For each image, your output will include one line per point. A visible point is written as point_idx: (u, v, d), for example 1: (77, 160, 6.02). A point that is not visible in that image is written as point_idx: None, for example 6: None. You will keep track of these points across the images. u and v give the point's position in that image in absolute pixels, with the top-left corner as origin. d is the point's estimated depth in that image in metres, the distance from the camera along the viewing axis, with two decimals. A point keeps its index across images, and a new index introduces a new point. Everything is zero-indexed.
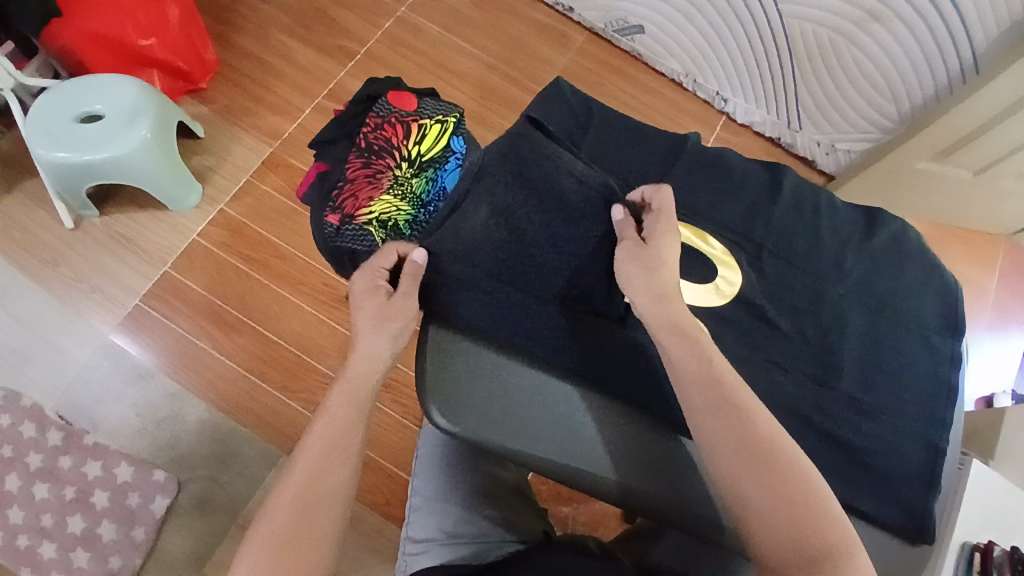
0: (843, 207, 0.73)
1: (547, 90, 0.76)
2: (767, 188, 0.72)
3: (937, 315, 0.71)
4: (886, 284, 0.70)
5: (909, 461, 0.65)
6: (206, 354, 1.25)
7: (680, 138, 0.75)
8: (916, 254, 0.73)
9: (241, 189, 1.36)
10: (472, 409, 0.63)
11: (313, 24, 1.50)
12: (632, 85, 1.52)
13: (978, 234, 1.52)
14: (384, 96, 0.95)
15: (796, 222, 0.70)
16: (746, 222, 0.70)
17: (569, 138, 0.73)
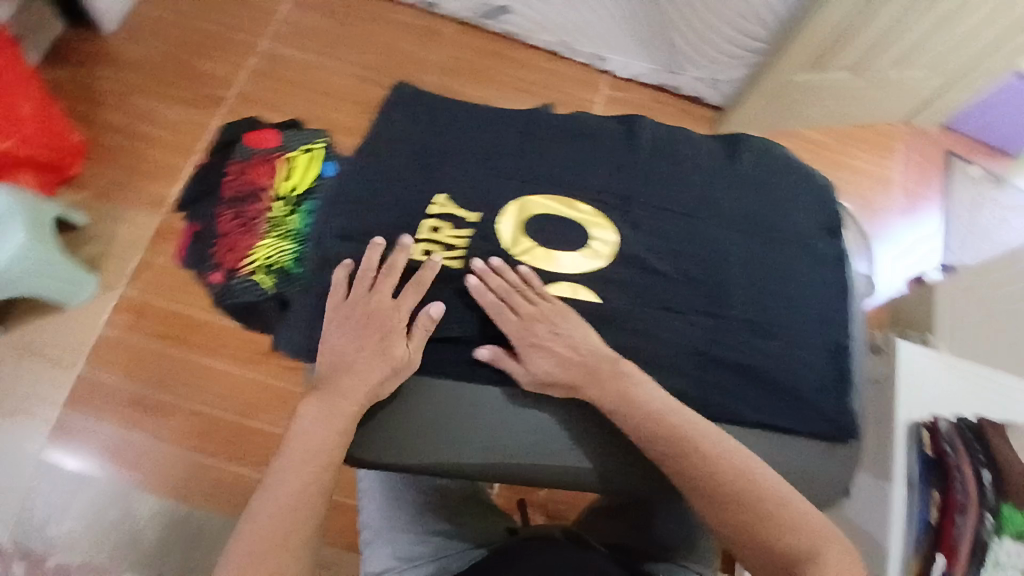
0: (700, 142, 0.75)
1: (386, 99, 0.74)
2: (624, 141, 0.73)
3: (816, 226, 0.72)
4: (758, 210, 0.71)
5: (817, 370, 0.66)
6: (146, 443, 1.20)
7: (530, 112, 0.75)
8: (783, 172, 0.74)
9: (138, 266, 1.30)
10: (393, 442, 0.63)
11: (173, 80, 1.43)
12: (510, 64, 1.50)
13: (875, 127, 1.55)
14: (242, 139, 0.91)
15: (659, 167, 0.71)
16: (610, 178, 0.70)
17: (420, 136, 0.71)
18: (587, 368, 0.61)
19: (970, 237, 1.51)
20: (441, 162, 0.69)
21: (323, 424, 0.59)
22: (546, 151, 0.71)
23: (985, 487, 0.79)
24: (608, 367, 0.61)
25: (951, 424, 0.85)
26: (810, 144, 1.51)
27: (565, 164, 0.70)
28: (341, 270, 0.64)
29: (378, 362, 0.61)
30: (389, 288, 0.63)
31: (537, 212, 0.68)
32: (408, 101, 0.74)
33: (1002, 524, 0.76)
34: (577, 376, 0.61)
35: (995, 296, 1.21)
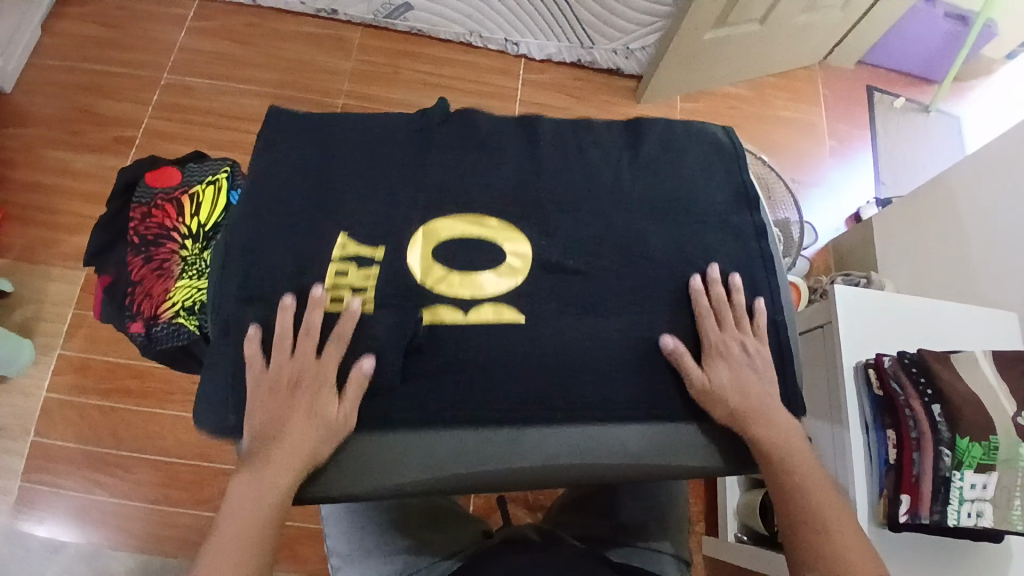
0: (603, 130, 0.73)
1: (267, 128, 0.71)
2: (522, 134, 0.71)
3: (729, 189, 0.72)
4: (669, 183, 0.70)
5: (754, 345, 0.65)
6: (109, 503, 1.17)
7: (422, 114, 0.72)
8: (687, 140, 0.73)
9: (72, 324, 1.26)
10: (370, 473, 0.59)
11: (81, 127, 1.38)
12: (425, 62, 1.48)
13: (792, 73, 1.58)
14: (141, 180, 0.88)
15: (560, 152, 0.70)
16: (513, 169, 0.69)
17: (309, 169, 0.67)
18: (757, 403, 0.62)
19: (901, 168, 1.54)
20: (336, 181, 0.67)
21: (264, 475, 0.56)
22: (445, 152, 0.68)
23: (937, 421, 0.75)
24: (769, 416, 0.62)
25: (895, 359, 0.80)
26: (733, 99, 1.52)
27: (467, 161, 0.68)
28: (252, 339, 0.60)
29: (308, 426, 0.58)
30: (309, 351, 0.60)
31: (445, 237, 0.65)
32: (290, 126, 0.70)
33: (960, 458, 0.73)
34: (744, 406, 0.62)
35: (928, 218, 1.19)
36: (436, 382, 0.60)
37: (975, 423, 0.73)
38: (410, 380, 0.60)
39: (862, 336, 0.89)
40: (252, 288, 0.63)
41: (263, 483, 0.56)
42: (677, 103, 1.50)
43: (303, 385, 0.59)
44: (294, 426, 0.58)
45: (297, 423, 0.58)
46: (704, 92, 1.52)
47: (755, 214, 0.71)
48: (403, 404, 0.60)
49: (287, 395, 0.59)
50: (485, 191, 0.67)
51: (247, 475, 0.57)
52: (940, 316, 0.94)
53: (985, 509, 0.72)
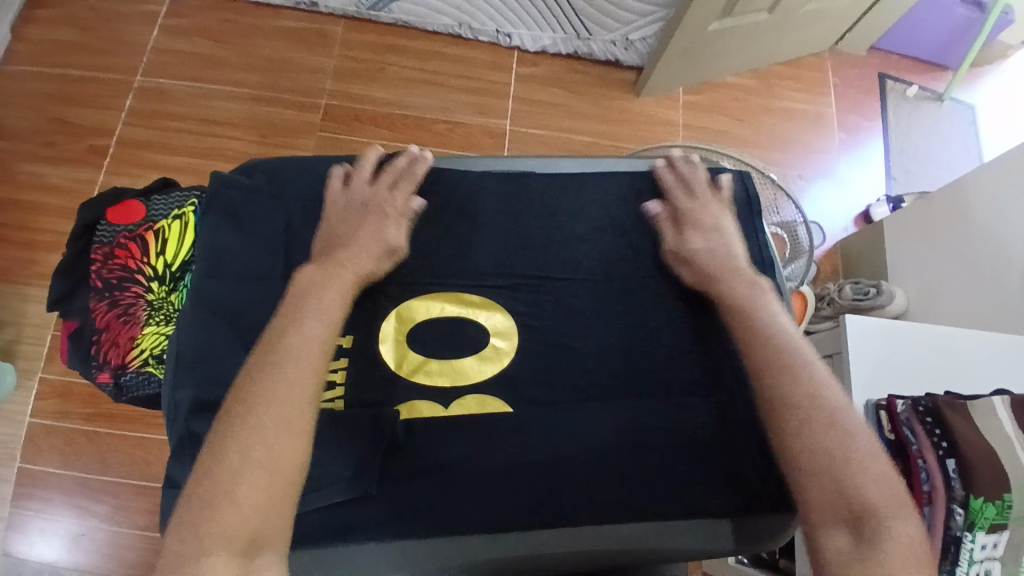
0: (587, 186, 0.70)
1: (216, 180, 0.64)
2: (502, 191, 0.68)
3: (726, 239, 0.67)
4: (654, 240, 0.67)
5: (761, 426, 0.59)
6: (99, 531, 1.15)
7: None
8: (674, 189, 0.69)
9: (52, 348, 1.22)
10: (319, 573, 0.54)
11: (53, 137, 1.32)
12: (410, 57, 1.39)
13: (801, 61, 1.49)
14: (104, 217, 0.82)
15: (538, 214, 0.68)
16: (490, 233, 0.67)
17: (279, 242, 0.64)
18: (728, 263, 0.62)
19: (914, 162, 1.46)
20: (300, 251, 0.63)
21: (338, 274, 0.57)
22: (422, 218, 0.66)
23: (951, 477, 0.71)
24: (746, 275, 0.61)
25: (908, 405, 0.75)
26: (739, 90, 1.44)
27: (444, 230, 0.66)
28: (338, 170, 0.65)
29: (371, 238, 0.60)
30: (331, 223, 0.62)
31: (421, 319, 0.63)
32: (247, 182, 0.66)
33: (972, 519, 0.69)
34: (712, 267, 0.62)
35: (944, 223, 1.12)
36: (418, 492, 0.55)
37: (989, 483, 0.70)
38: (393, 485, 0.55)
39: (869, 373, 0.85)
40: (204, 374, 0.58)
41: (290, 348, 0.51)
42: (678, 96, 1.41)
43: (372, 210, 0.62)
44: (360, 235, 0.60)
45: (366, 231, 0.61)
46: (709, 84, 1.43)
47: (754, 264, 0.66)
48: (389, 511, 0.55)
49: (357, 215, 0.62)
50: (465, 262, 0.65)
51: (314, 275, 0.56)
52: (953, 348, 0.89)
53: (993, 567, 0.70)
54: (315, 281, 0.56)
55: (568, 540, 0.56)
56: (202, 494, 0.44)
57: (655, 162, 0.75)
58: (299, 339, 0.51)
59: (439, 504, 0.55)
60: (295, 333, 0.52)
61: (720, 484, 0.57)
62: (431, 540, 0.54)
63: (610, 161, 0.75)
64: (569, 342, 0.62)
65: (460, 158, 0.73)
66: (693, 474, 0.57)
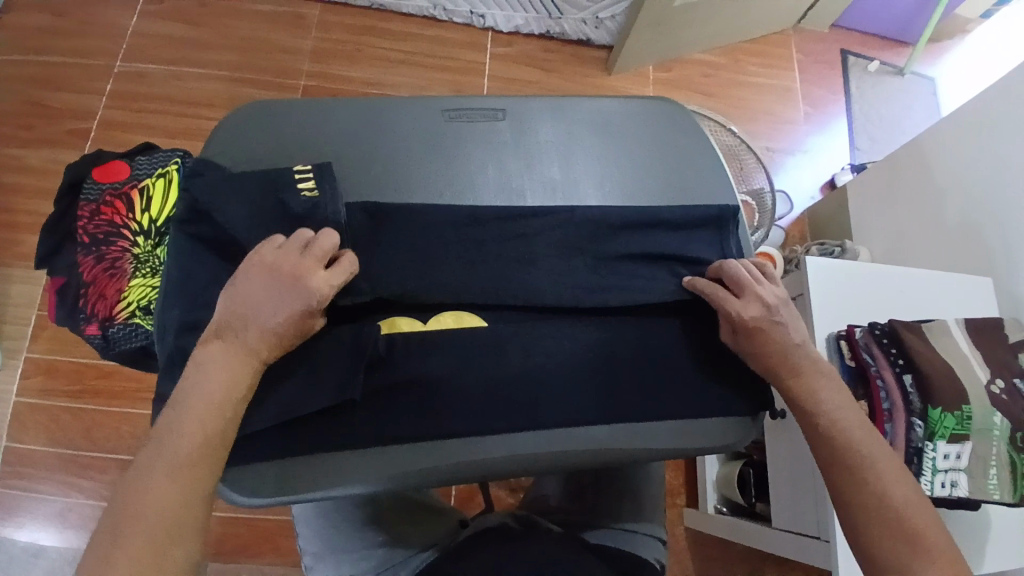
0: (551, 130, 0.71)
1: (213, 129, 0.69)
2: (469, 132, 0.69)
3: (689, 176, 0.70)
4: (617, 176, 0.69)
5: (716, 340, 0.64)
6: (86, 505, 1.15)
7: (369, 112, 0.69)
8: (633, 132, 0.71)
9: (36, 327, 1.22)
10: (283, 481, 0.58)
11: (31, 121, 1.33)
12: (388, 39, 1.43)
13: (766, 38, 1.55)
14: (88, 176, 0.84)
15: (509, 153, 0.69)
16: (461, 166, 0.68)
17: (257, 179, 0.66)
18: (790, 356, 0.59)
19: (877, 133, 1.52)
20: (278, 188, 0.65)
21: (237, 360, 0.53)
22: (395, 153, 0.68)
23: (909, 391, 0.77)
24: (809, 364, 0.59)
25: (866, 330, 0.82)
26: (707, 66, 1.49)
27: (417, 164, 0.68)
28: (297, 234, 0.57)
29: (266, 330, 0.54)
30: (243, 291, 0.54)
31: None
32: (234, 125, 0.68)
33: (932, 428, 0.75)
34: (774, 359, 0.59)
35: (904, 180, 1.18)
36: (402, 405, 0.59)
37: (948, 394, 0.76)
38: (374, 397, 0.59)
39: (837, 309, 0.89)
40: (188, 298, 0.60)
41: (176, 437, 0.49)
42: (649, 72, 1.46)
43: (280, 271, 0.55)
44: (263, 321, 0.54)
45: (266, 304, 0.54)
46: (678, 60, 1.48)
47: (712, 199, 0.70)
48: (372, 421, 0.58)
49: (266, 281, 0.54)
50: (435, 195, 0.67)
51: (214, 354, 0.53)
52: (912, 287, 0.94)
53: (960, 478, 0.75)
54: (209, 364, 0.53)
55: (548, 442, 0.60)
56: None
57: (626, 102, 0.73)
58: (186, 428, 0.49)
59: (422, 413, 0.59)
60: (179, 430, 0.49)
61: (680, 390, 0.62)
62: (403, 448, 0.59)
63: (580, 100, 0.73)
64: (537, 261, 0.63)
65: (425, 98, 0.71)
66: (657, 385, 0.61)
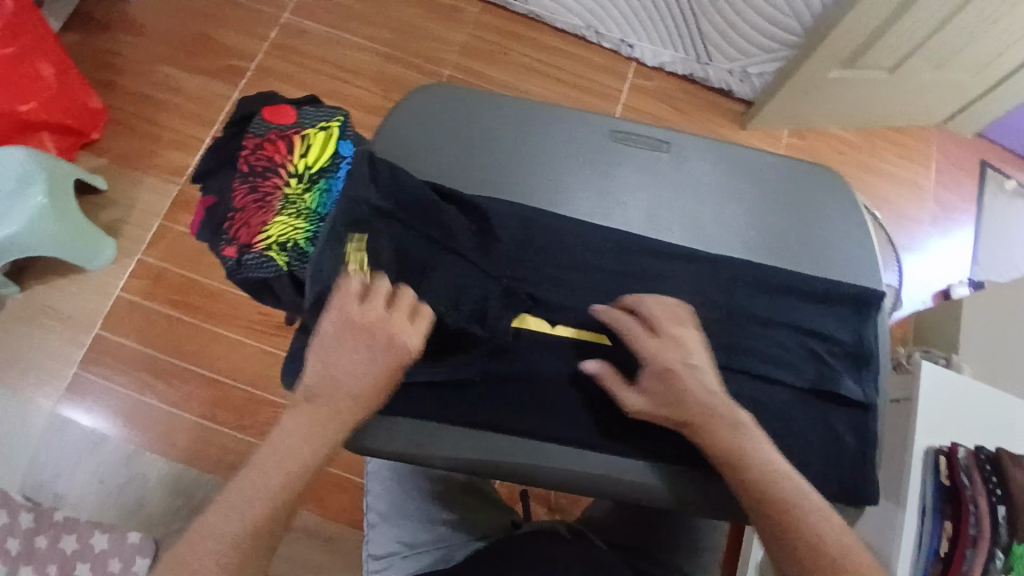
0: (709, 170, 0.70)
1: (391, 111, 0.71)
2: (630, 157, 0.70)
3: (838, 250, 0.69)
4: (764, 234, 0.69)
5: (832, 421, 0.62)
6: (156, 410, 1.22)
7: (539, 116, 0.71)
8: (789, 194, 0.70)
9: (155, 235, 1.30)
10: (389, 439, 0.61)
11: (196, 50, 1.43)
12: (535, 48, 1.47)
13: (907, 130, 1.51)
14: (260, 113, 0.91)
15: (667, 188, 0.69)
16: (615, 188, 0.69)
17: (420, 154, 0.69)
18: (707, 409, 0.55)
19: (1001, 251, 1.46)
20: (441, 166, 0.68)
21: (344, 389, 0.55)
22: (555, 160, 0.69)
23: (999, 522, 0.74)
24: (725, 411, 0.55)
25: (971, 453, 0.81)
26: (841, 144, 1.47)
27: (573, 174, 0.69)
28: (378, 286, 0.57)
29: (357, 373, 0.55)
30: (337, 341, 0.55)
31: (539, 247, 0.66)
32: (413, 101, 0.71)
33: (1011, 564, 0.72)
34: (689, 412, 0.55)
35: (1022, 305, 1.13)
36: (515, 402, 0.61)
37: None
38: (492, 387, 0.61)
39: (941, 418, 0.88)
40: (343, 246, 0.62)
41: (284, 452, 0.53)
42: (781, 135, 1.46)
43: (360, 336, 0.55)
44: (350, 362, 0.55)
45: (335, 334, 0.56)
46: (813, 131, 1.47)
47: (858, 278, 0.68)
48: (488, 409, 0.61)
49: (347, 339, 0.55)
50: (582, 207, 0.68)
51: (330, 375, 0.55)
52: None
53: None
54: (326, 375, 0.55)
55: (638, 471, 0.61)
56: (228, 549, 0.51)
57: (792, 162, 0.71)
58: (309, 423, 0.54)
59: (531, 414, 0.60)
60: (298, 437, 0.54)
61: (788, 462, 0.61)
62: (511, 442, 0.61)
63: (744, 148, 0.72)
64: (668, 298, 0.63)
65: (592, 115, 0.71)
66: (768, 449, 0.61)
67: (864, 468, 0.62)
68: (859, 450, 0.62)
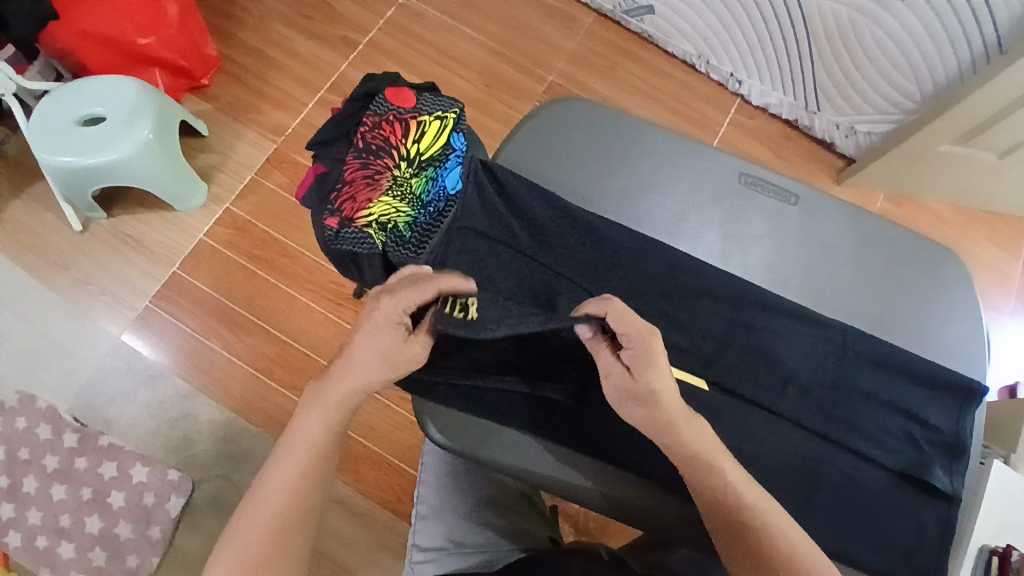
0: (834, 229, 0.69)
1: (528, 116, 0.72)
2: (754, 203, 0.69)
3: (949, 336, 0.67)
4: (877, 304, 0.67)
5: (913, 508, 0.61)
6: (216, 355, 1.25)
7: (672, 149, 0.71)
8: (908, 269, 0.68)
9: (246, 187, 1.34)
10: (467, 432, 0.64)
11: (315, 15, 1.46)
12: (642, 68, 1.46)
13: (1007, 217, 1.46)
14: (382, 93, 0.92)
15: (792, 244, 0.68)
16: (734, 231, 0.69)
17: (549, 164, 0.70)
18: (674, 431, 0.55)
19: None
20: (568, 183, 0.70)
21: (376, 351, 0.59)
22: (683, 194, 0.70)
23: None
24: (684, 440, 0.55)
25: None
26: (934, 218, 1.43)
27: (695, 211, 0.69)
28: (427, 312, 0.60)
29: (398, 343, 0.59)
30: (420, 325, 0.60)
31: None
32: (552, 111, 0.72)
33: None
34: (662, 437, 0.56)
35: None
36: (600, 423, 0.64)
37: None
38: (585, 414, 0.64)
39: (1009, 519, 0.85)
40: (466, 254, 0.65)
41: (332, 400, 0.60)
42: (876, 198, 1.42)
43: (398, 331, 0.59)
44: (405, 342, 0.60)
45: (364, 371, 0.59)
46: (908, 199, 1.43)
47: (964, 369, 0.67)
48: (574, 431, 0.64)
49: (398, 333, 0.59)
50: (693, 245, 0.69)
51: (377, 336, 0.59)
52: None
53: None
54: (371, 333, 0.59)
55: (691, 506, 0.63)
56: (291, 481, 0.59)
57: (917, 237, 0.70)
58: (310, 433, 0.59)
59: (625, 436, 0.63)
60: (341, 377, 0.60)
61: (868, 536, 0.60)
62: (586, 462, 0.64)
63: (871, 214, 0.70)
64: (778, 354, 0.63)
65: (724, 154, 0.71)
66: (847, 524, 0.60)
67: (941, 560, 0.60)
68: (938, 544, 0.61)
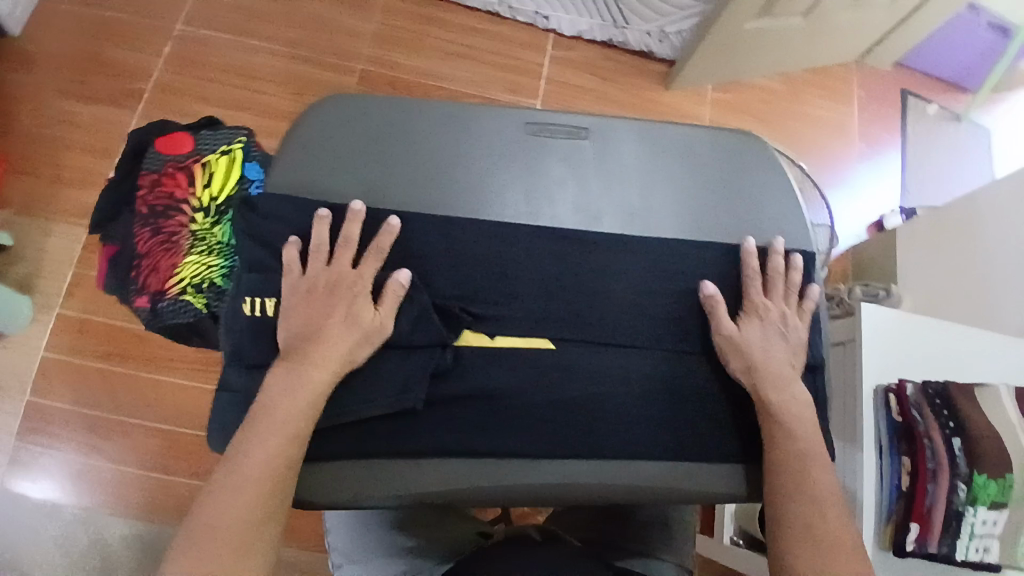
0: (628, 151, 0.68)
1: (291, 129, 0.67)
2: (545, 150, 0.67)
3: (766, 217, 0.68)
4: (692, 209, 0.67)
5: None
6: (105, 468, 1.15)
7: (450, 121, 0.67)
8: (708, 166, 0.68)
9: (72, 283, 1.22)
10: (336, 481, 0.58)
11: (87, 76, 1.32)
12: (449, 31, 1.41)
13: (830, 72, 1.51)
14: (154, 146, 0.84)
15: (593, 179, 0.67)
16: (536, 183, 0.67)
17: (329, 177, 0.65)
18: (775, 370, 0.60)
19: (930, 179, 1.50)
20: (354, 190, 0.65)
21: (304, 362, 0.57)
22: (474, 162, 0.67)
23: (956, 454, 0.80)
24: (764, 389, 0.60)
25: (918, 389, 0.84)
26: (768, 93, 1.47)
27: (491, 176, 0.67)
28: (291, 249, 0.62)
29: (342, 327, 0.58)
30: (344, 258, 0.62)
31: None
32: (314, 119, 0.67)
33: (975, 495, 0.78)
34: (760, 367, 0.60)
35: (955, 242, 1.13)
36: (459, 416, 0.59)
37: (994, 462, 0.78)
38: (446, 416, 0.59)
39: (886, 357, 0.90)
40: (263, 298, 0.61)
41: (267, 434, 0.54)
42: (706, 92, 1.44)
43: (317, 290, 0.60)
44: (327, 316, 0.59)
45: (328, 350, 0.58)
46: (739, 82, 1.46)
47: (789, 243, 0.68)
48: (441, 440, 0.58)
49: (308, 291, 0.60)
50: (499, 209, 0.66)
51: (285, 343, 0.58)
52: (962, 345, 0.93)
53: (993, 545, 0.79)
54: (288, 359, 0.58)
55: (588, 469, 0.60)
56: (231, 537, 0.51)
57: (709, 132, 0.70)
58: (237, 485, 0.52)
59: (489, 421, 0.59)
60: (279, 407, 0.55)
61: (744, 433, 0.61)
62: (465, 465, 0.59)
63: (661, 123, 0.70)
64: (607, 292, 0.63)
65: (501, 109, 0.69)
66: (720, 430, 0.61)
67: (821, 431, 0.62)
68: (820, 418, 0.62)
